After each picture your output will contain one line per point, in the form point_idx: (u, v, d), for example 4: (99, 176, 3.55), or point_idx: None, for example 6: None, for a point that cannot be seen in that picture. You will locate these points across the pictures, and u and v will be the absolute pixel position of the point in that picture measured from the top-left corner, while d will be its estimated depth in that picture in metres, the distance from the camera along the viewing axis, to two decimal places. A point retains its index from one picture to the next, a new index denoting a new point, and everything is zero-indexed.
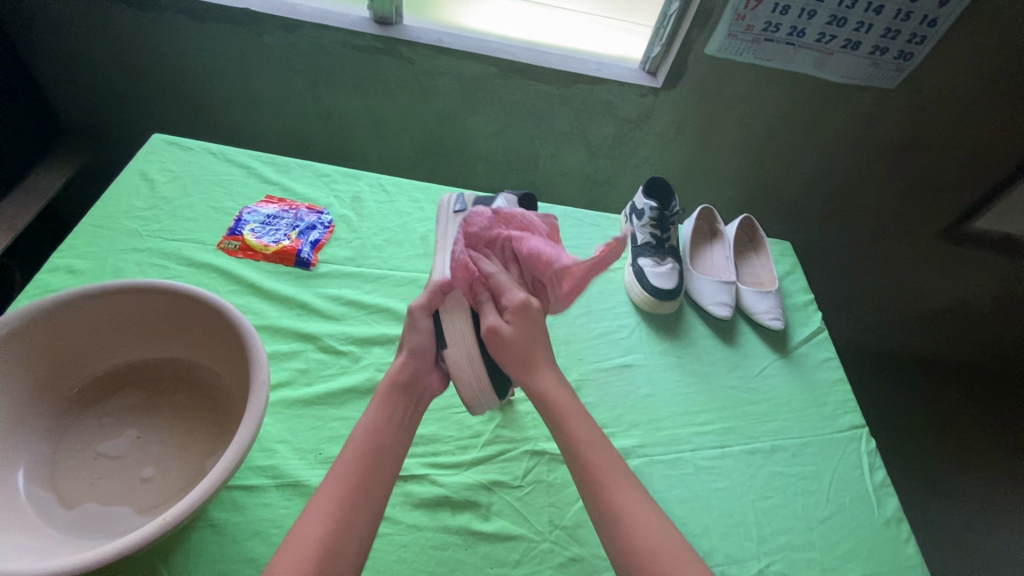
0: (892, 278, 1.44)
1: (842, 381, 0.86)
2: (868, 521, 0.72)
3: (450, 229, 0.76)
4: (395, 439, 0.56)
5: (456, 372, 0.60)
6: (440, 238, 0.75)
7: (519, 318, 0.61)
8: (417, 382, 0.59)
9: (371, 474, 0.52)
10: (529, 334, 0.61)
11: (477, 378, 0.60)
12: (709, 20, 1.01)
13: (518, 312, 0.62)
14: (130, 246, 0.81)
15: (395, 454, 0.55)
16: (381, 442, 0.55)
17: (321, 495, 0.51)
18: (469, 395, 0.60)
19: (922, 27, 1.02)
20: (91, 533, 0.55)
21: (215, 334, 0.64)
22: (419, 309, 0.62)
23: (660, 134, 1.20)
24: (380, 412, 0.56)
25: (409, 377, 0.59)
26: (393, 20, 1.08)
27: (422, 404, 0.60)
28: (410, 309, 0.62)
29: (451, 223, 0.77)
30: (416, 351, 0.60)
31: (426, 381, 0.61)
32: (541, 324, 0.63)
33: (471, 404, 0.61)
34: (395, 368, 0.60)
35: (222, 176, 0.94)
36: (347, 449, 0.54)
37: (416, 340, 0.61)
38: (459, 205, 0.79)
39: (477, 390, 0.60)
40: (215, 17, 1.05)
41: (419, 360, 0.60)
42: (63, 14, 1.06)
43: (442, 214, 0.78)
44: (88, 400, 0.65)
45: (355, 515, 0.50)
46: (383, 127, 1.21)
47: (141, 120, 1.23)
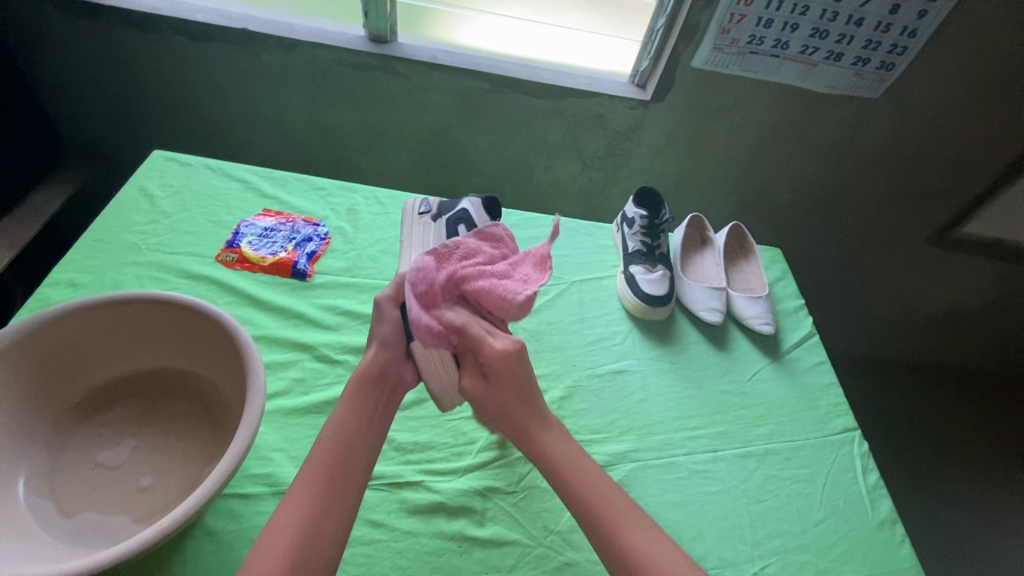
0: (884, 285, 1.46)
1: (833, 385, 0.87)
2: (863, 523, 0.72)
3: (416, 231, 0.85)
4: (369, 439, 0.56)
5: (427, 368, 0.62)
6: (406, 239, 0.85)
7: (498, 368, 0.59)
8: (388, 375, 0.60)
9: (344, 473, 0.53)
10: (507, 387, 0.59)
11: (446, 373, 0.63)
12: (694, 35, 1.04)
13: (499, 365, 0.59)
14: (130, 260, 0.82)
15: (369, 456, 0.55)
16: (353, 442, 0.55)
17: (294, 496, 0.51)
18: (438, 389, 0.63)
19: (902, 38, 1.05)
20: (88, 542, 0.55)
21: (212, 344, 0.65)
22: (387, 300, 0.63)
23: (650, 145, 1.22)
24: (351, 411, 0.56)
25: (380, 370, 0.59)
26: (389, 38, 1.11)
27: (394, 403, 0.61)
28: (378, 300, 0.63)
29: (417, 225, 0.85)
30: (386, 342, 0.61)
31: (398, 374, 0.61)
32: (525, 366, 0.61)
33: (438, 399, 0.64)
34: (365, 359, 0.60)
35: (221, 191, 0.95)
36: (317, 449, 0.54)
37: (386, 330, 0.62)
38: (425, 207, 0.87)
39: (446, 381, 0.63)
40: (214, 38, 1.08)
41: (390, 351, 0.61)
42: (67, 37, 1.09)
43: (408, 216, 0.87)
44: (88, 411, 0.65)
45: (332, 514, 0.50)
46: (380, 141, 1.24)
47: (142, 137, 1.26)
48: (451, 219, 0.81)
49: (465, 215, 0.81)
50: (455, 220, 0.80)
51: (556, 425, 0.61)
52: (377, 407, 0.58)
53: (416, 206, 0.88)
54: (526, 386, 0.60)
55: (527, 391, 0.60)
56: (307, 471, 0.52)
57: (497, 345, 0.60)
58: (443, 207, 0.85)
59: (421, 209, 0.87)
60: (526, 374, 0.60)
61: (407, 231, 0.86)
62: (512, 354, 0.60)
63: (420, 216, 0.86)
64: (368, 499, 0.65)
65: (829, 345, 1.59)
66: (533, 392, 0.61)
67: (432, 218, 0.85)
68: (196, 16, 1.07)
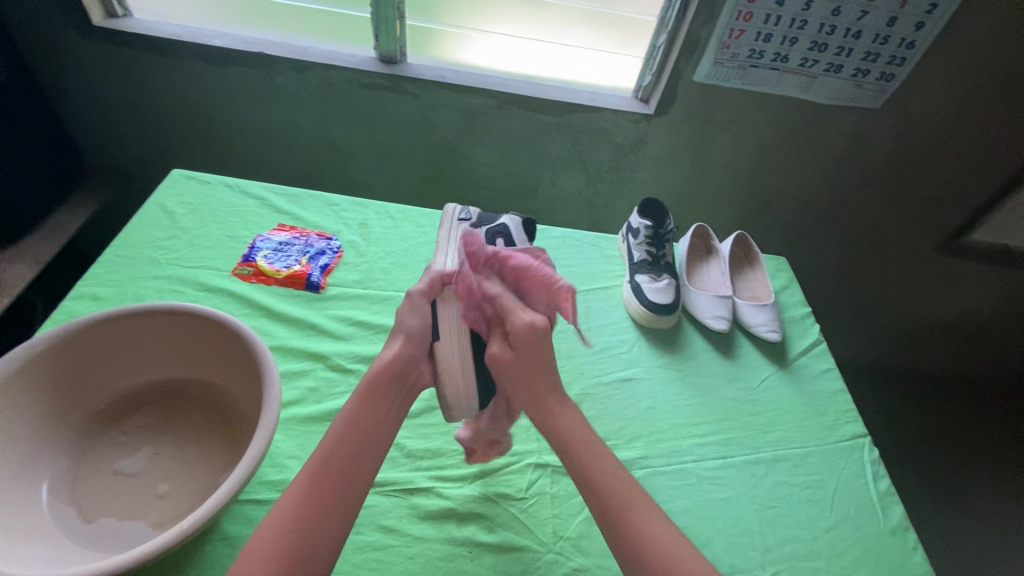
0: (892, 293, 1.45)
1: (842, 392, 0.87)
2: (874, 529, 0.72)
3: (453, 233, 0.82)
4: (379, 434, 0.57)
5: (446, 371, 0.63)
6: (442, 238, 0.81)
7: (525, 336, 0.62)
8: (408, 372, 0.61)
9: (350, 470, 0.53)
10: (532, 362, 0.62)
11: (463, 379, 0.64)
12: (695, 50, 1.07)
13: (525, 334, 0.62)
14: (150, 274, 0.85)
15: (378, 452, 0.56)
16: (361, 438, 0.55)
17: (296, 492, 0.52)
18: (451, 392, 0.64)
19: (901, 49, 1.07)
20: (106, 546, 0.57)
21: (230, 354, 0.67)
22: (420, 295, 0.65)
23: (654, 158, 1.25)
24: (363, 404, 0.58)
25: (400, 364, 0.60)
26: (398, 59, 1.15)
27: (409, 399, 0.61)
28: (411, 293, 0.65)
29: (456, 229, 0.83)
30: (411, 337, 0.62)
31: (417, 371, 0.62)
32: (547, 342, 0.64)
33: (448, 401, 0.64)
34: (388, 353, 0.61)
35: (237, 207, 0.99)
36: (325, 442, 0.55)
37: (415, 326, 0.63)
38: (465, 214, 0.86)
39: (462, 385, 0.64)
40: (230, 61, 1.13)
41: (414, 347, 0.62)
42: (92, 63, 1.14)
43: (448, 220, 0.86)
44: (108, 419, 0.68)
45: (334, 512, 0.51)
46: (389, 158, 1.27)
47: (160, 159, 1.30)
48: (489, 231, 0.82)
49: (504, 229, 0.82)
50: (494, 232, 0.81)
51: (573, 406, 0.63)
52: (389, 399, 0.59)
53: (455, 212, 0.87)
54: (547, 361, 0.63)
55: (547, 361, 0.63)
56: (312, 464, 0.53)
57: (524, 317, 0.64)
58: (483, 217, 0.85)
59: (460, 216, 0.86)
60: (548, 349, 0.63)
61: (444, 234, 0.83)
62: (538, 326, 0.63)
63: (459, 221, 0.85)
64: (380, 505, 0.66)
65: (838, 355, 1.59)
66: (551, 367, 0.63)
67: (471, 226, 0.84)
68: (214, 41, 1.11)
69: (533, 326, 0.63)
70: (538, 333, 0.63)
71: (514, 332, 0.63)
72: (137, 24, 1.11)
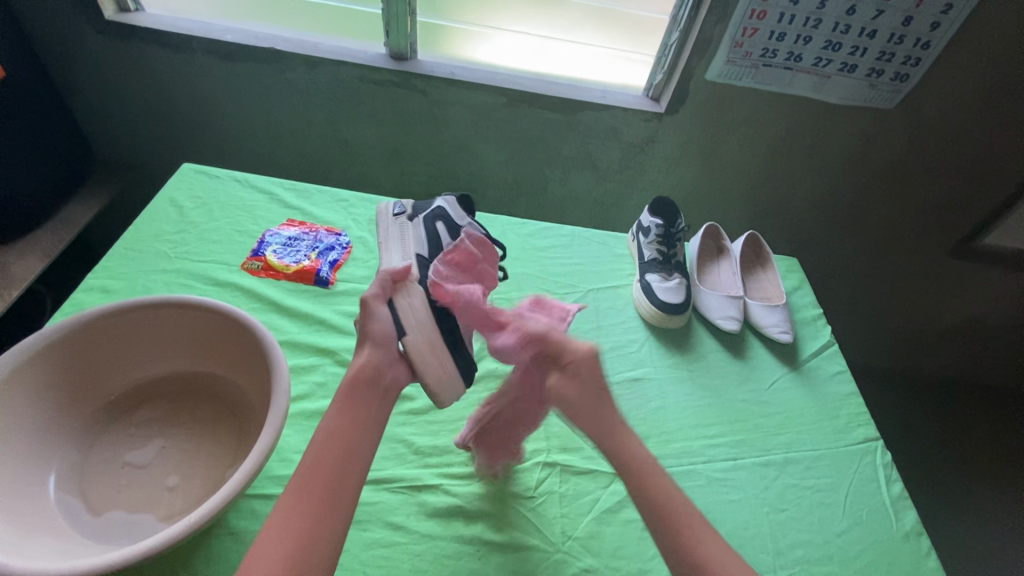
0: (902, 297, 1.44)
1: (854, 394, 0.86)
2: (887, 534, 0.71)
3: (392, 230, 0.79)
4: (361, 441, 0.53)
5: (420, 361, 0.58)
6: (382, 239, 0.79)
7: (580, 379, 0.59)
8: (382, 376, 0.57)
9: (337, 480, 0.50)
10: (594, 393, 0.59)
11: (442, 363, 0.58)
12: (708, 48, 1.06)
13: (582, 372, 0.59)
14: (160, 268, 0.85)
15: (364, 459, 0.53)
16: (345, 447, 0.52)
17: (285, 499, 0.49)
18: (432, 382, 0.58)
19: (916, 49, 1.06)
20: (115, 539, 0.57)
21: (241, 348, 0.67)
22: (374, 298, 0.60)
23: (664, 157, 1.24)
24: (341, 412, 0.54)
25: (372, 369, 0.57)
26: (408, 55, 1.14)
27: (389, 404, 0.57)
28: (365, 298, 0.59)
29: (393, 225, 0.79)
30: (378, 342, 0.58)
31: (391, 373, 0.58)
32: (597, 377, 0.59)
33: (437, 395, 0.58)
34: (357, 361, 0.57)
35: (246, 201, 0.98)
36: (309, 453, 0.52)
37: (377, 330, 0.58)
38: (399, 208, 0.81)
39: (444, 370, 0.58)
40: (242, 57, 1.13)
41: (382, 350, 0.58)
42: (103, 58, 1.14)
43: (384, 219, 0.81)
44: (118, 411, 0.67)
45: (321, 524, 0.48)
46: (398, 155, 1.27)
47: (171, 154, 1.31)
48: (427, 216, 0.75)
49: (442, 212, 0.76)
50: (432, 217, 0.75)
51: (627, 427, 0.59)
52: (369, 407, 0.55)
53: (390, 209, 0.82)
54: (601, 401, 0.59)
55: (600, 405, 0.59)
56: (298, 477, 0.50)
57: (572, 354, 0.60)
58: (419, 206, 0.80)
59: (395, 211, 0.81)
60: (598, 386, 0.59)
61: (382, 233, 0.80)
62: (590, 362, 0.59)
63: (395, 217, 0.80)
64: (387, 502, 0.65)
65: (847, 357, 1.58)
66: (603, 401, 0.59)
67: (407, 218, 0.79)
68: (225, 36, 1.11)
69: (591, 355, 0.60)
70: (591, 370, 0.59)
71: (572, 366, 0.59)
72: (148, 19, 1.11)
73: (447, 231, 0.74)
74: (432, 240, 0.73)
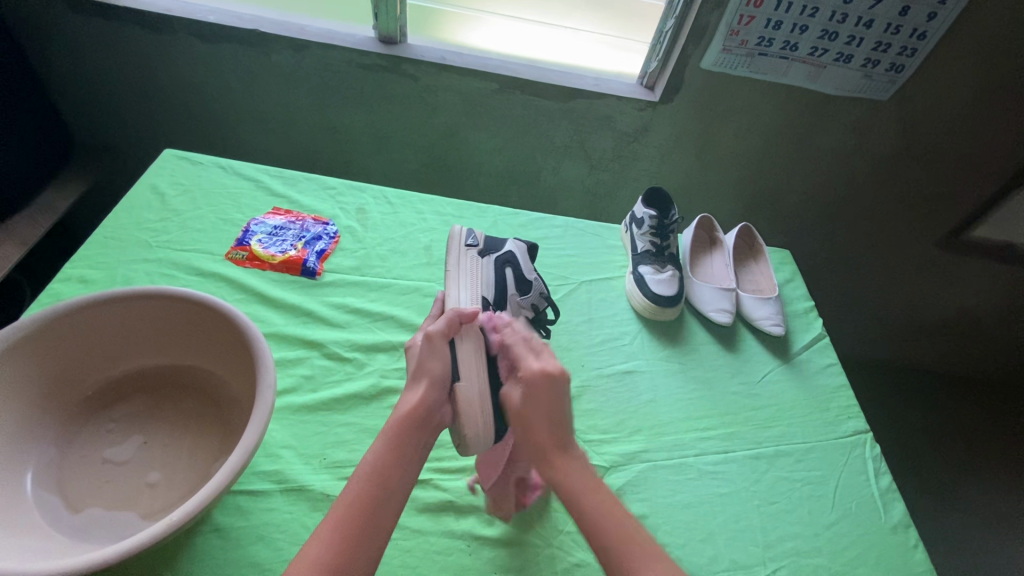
0: (892, 289, 1.45)
1: (845, 387, 0.86)
2: (876, 527, 0.71)
3: (463, 264, 0.74)
4: (403, 478, 0.51)
5: (467, 412, 0.56)
6: (451, 269, 0.73)
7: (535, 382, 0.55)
8: (433, 416, 0.55)
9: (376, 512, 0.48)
10: (542, 407, 0.55)
11: (485, 420, 0.57)
12: (704, 35, 1.04)
13: (536, 381, 0.55)
14: (141, 257, 0.83)
15: (405, 488, 0.50)
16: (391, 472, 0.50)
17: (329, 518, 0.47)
18: (471, 436, 0.57)
19: (912, 40, 1.05)
20: (94, 538, 0.55)
21: (225, 340, 0.65)
22: (439, 334, 0.59)
23: (658, 147, 1.22)
24: (387, 448, 0.51)
25: (424, 410, 0.54)
26: (398, 39, 1.11)
27: (429, 447, 0.55)
28: (431, 333, 0.58)
29: (464, 258, 0.74)
30: (435, 381, 0.56)
31: (440, 414, 0.56)
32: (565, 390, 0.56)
33: (471, 447, 0.58)
34: (410, 398, 0.55)
35: (230, 189, 0.96)
36: (354, 481, 0.49)
37: (436, 367, 0.57)
38: (471, 239, 0.76)
39: (484, 426, 0.57)
40: (223, 38, 1.09)
41: (438, 391, 0.56)
42: (81, 38, 1.10)
43: (454, 246, 0.75)
44: (96, 406, 0.65)
45: (353, 559, 0.45)
46: (387, 142, 1.24)
47: (152, 139, 1.27)
48: (498, 259, 0.74)
49: (512, 257, 0.75)
50: (502, 262, 0.74)
51: (577, 454, 0.56)
52: (415, 447, 0.53)
53: (462, 237, 0.77)
54: (564, 412, 0.56)
55: (562, 415, 0.56)
56: (338, 510, 0.47)
57: (536, 363, 0.57)
58: (491, 241, 0.76)
59: (466, 241, 0.76)
60: (566, 401, 0.56)
61: (453, 264, 0.74)
62: (551, 373, 0.56)
63: (466, 248, 0.75)
64: None
65: (837, 349, 1.59)
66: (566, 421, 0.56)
67: (479, 253, 0.75)
68: (207, 17, 1.07)
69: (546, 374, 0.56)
70: (555, 383, 0.56)
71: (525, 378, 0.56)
72: None
73: (515, 280, 0.74)
74: (500, 288, 0.73)
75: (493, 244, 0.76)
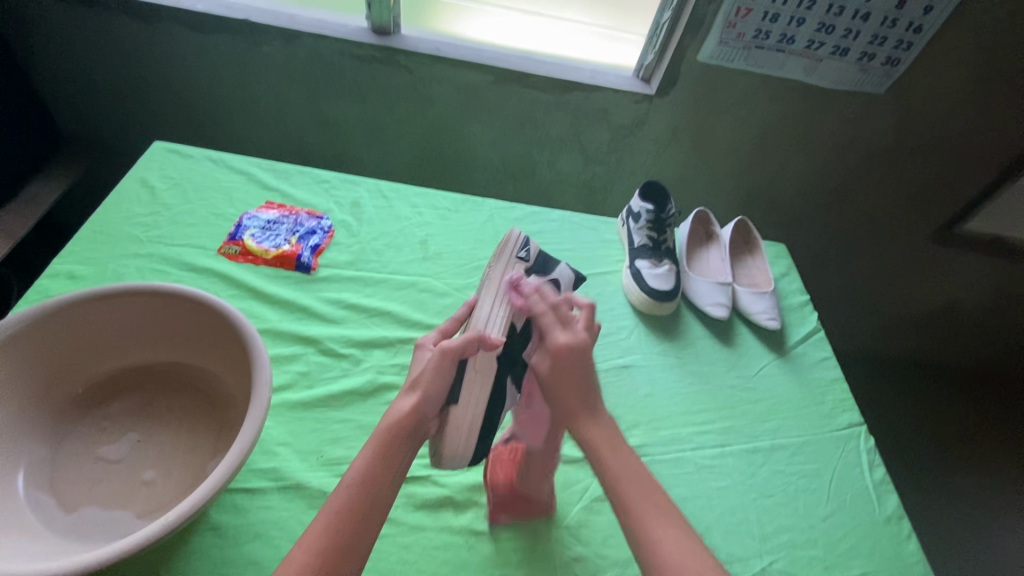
0: (885, 282, 1.46)
1: (839, 380, 0.87)
2: (870, 518, 0.72)
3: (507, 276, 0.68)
4: (393, 480, 0.50)
5: (452, 434, 0.57)
6: (491, 278, 0.68)
7: (562, 352, 0.56)
8: (422, 430, 0.53)
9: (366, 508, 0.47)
10: (571, 373, 0.55)
11: (467, 445, 0.57)
12: (701, 27, 1.04)
13: (564, 351, 0.56)
14: (131, 252, 0.81)
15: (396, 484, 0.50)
16: (381, 473, 0.49)
17: (319, 517, 0.47)
18: (447, 455, 0.57)
19: (908, 33, 1.05)
20: (88, 537, 0.54)
21: (220, 337, 0.64)
22: (451, 353, 0.55)
23: (655, 140, 1.22)
24: (377, 448, 0.50)
25: (413, 421, 0.52)
26: (392, 30, 1.10)
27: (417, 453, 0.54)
28: (444, 349, 0.55)
29: (511, 268, 0.69)
30: (432, 398, 0.54)
31: (429, 426, 0.55)
32: (590, 361, 0.57)
33: (442, 461, 0.59)
34: (403, 406, 0.53)
35: (222, 182, 0.94)
36: (344, 482, 0.49)
37: (437, 386, 0.54)
38: (524, 251, 0.71)
39: (463, 452, 0.57)
40: (214, 28, 1.07)
41: (431, 405, 0.54)
42: (67, 27, 1.08)
43: (505, 253, 0.70)
44: (89, 404, 0.64)
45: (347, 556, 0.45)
46: (382, 134, 1.23)
47: (140, 131, 1.24)
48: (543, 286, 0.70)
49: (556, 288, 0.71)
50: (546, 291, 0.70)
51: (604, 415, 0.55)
52: (404, 457, 0.51)
53: (514, 246, 0.70)
54: (590, 376, 0.56)
55: (588, 380, 0.56)
56: (330, 508, 0.47)
57: (562, 334, 0.57)
58: (543, 261, 0.72)
59: (518, 252, 0.70)
60: (590, 370, 0.56)
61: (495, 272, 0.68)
62: (577, 345, 0.56)
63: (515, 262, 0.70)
64: None
65: (830, 341, 1.60)
66: (591, 383, 0.56)
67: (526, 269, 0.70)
68: (196, 6, 1.05)
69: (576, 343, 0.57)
70: (582, 353, 0.56)
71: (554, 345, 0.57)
72: None
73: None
74: None
75: (542, 265, 0.72)
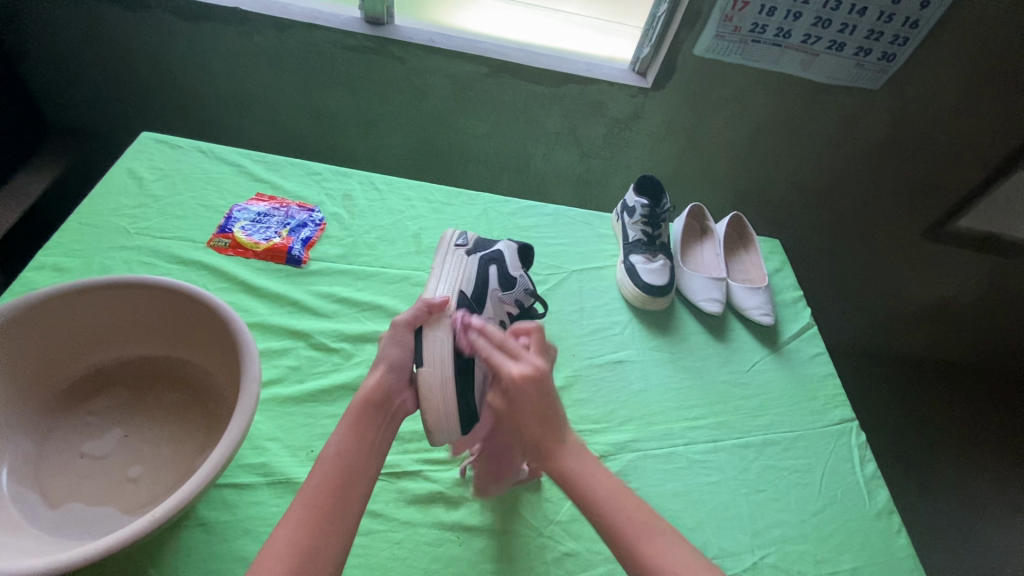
0: (878, 277, 1.47)
1: (831, 376, 0.87)
2: (860, 512, 0.72)
3: (447, 263, 0.70)
4: (369, 464, 0.50)
5: (427, 397, 0.56)
6: (434, 268, 0.70)
7: (516, 387, 0.53)
8: (392, 399, 0.54)
9: (346, 493, 0.47)
10: (529, 412, 0.53)
11: (445, 406, 0.56)
12: (697, 21, 1.03)
13: (518, 386, 0.53)
14: (118, 244, 0.80)
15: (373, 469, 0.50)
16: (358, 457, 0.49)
17: (298, 503, 0.46)
18: (433, 420, 0.56)
19: (904, 29, 1.05)
20: (74, 533, 0.54)
21: (207, 331, 0.63)
22: (404, 323, 0.58)
23: (650, 133, 1.21)
24: (352, 432, 0.50)
25: (379, 395, 0.53)
26: (385, 20, 1.08)
27: (391, 431, 0.54)
28: (395, 323, 0.58)
29: (449, 257, 0.71)
30: (393, 366, 0.55)
31: (400, 398, 0.55)
32: (549, 387, 0.54)
33: (434, 433, 0.58)
34: (368, 381, 0.54)
35: (211, 174, 0.93)
36: (320, 466, 0.48)
37: (394, 353, 0.56)
38: (461, 239, 0.73)
39: (445, 410, 0.56)
40: (205, 17, 1.05)
41: (396, 375, 0.55)
42: (53, 13, 1.05)
43: (443, 247, 0.73)
44: (75, 399, 0.63)
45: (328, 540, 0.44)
46: (376, 127, 1.21)
47: (129, 120, 1.22)
48: (483, 258, 0.69)
49: (499, 255, 0.70)
50: (487, 260, 0.69)
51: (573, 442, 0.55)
52: (378, 433, 0.51)
53: (452, 238, 0.74)
54: (551, 405, 0.54)
55: (549, 408, 0.54)
56: (307, 493, 0.46)
57: (514, 368, 0.54)
58: (481, 241, 0.73)
59: (456, 241, 0.73)
60: (550, 396, 0.54)
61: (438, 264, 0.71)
62: (529, 376, 0.53)
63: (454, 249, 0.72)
64: None
65: (824, 337, 1.61)
66: (556, 410, 0.54)
67: (467, 253, 0.71)
68: None
69: (528, 376, 0.53)
70: (537, 385, 0.53)
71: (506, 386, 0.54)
72: None
73: (499, 276, 0.69)
74: (480, 284, 0.68)
75: (483, 244, 0.72)
